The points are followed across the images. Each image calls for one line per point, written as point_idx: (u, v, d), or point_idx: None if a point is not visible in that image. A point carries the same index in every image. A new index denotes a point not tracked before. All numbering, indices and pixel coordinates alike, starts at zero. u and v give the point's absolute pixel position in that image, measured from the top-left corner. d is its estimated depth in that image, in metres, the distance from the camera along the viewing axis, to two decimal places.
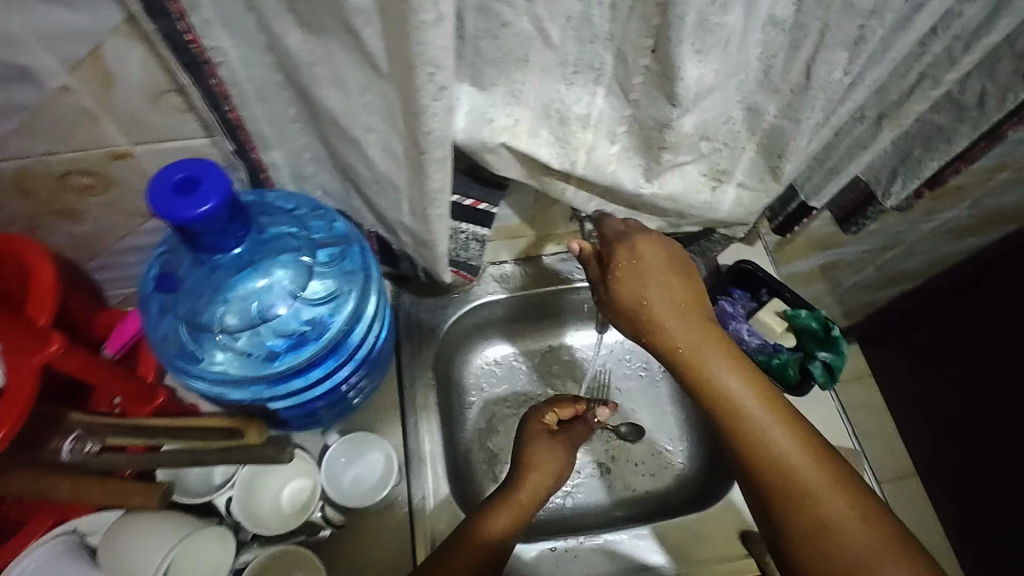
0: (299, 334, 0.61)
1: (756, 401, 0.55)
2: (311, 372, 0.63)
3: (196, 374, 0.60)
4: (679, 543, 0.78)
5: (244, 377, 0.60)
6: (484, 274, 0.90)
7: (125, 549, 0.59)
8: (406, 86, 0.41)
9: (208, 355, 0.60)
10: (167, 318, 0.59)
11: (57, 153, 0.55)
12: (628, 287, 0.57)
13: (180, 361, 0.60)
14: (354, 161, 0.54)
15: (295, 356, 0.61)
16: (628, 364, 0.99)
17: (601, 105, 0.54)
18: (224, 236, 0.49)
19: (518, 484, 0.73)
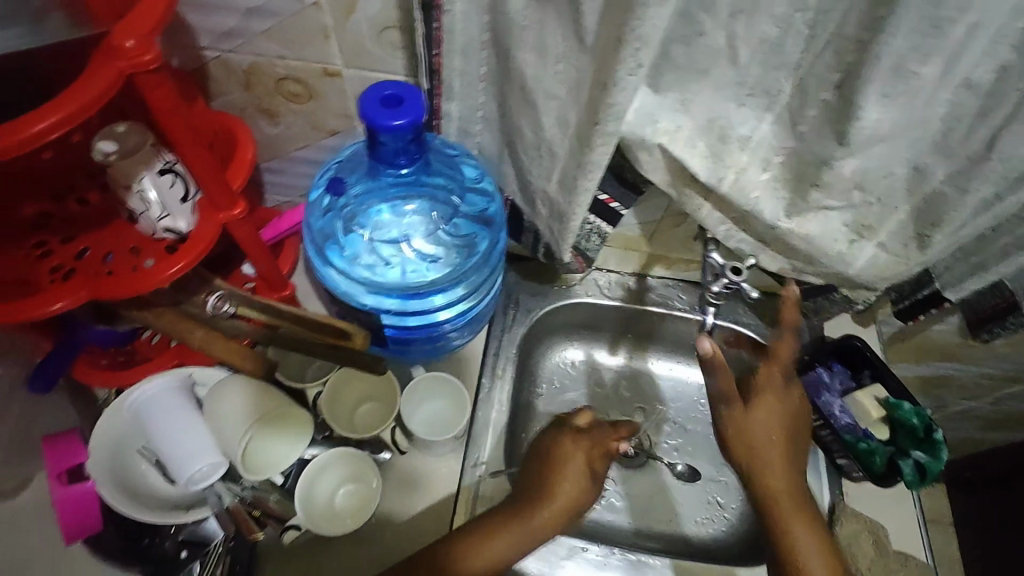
0: (430, 261, 0.67)
1: (817, 558, 0.64)
2: (426, 301, 0.67)
3: (333, 269, 0.67)
4: None
5: (364, 285, 0.66)
6: (590, 276, 0.94)
7: (221, 405, 0.65)
8: (608, 60, 0.46)
9: (350, 255, 0.67)
10: (328, 215, 0.67)
11: (285, 59, 0.65)
12: (752, 430, 0.69)
13: (321, 253, 0.67)
14: (523, 126, 0.59)
15: (422, 278, 0.67)
16: (701, 407, 0.97)
17: (765, 131, 0.56)
18: (401, 151, 0.55)
19: (547, 495, 0.70)
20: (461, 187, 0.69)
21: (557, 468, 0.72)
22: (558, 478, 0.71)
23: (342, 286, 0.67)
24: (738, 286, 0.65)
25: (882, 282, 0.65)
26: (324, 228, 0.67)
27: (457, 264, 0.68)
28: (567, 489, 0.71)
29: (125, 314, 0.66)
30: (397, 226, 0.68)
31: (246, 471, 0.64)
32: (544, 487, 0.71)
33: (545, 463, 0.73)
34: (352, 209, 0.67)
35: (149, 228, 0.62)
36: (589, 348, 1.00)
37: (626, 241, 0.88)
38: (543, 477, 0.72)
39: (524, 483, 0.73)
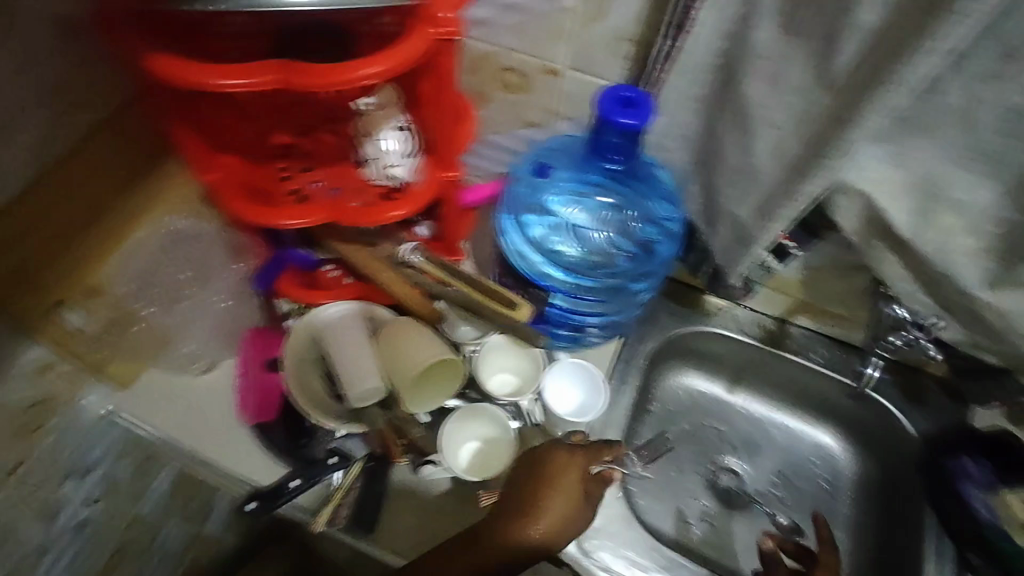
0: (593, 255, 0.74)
1: None
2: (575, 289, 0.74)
3: (513, 231, 0.73)
4: None
5: (542, 261, 0.73)
6: (727, 310, 0.95)
7: (394, 342, 0.72)
8: None
9: (531, 225, 0.73)
10: (525, 185, 0.75)
11: (516, 51, 0.71)
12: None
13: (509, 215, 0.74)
14: (730, 149, 0.63)
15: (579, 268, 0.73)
16: (814, 467, 0.95)
17: (983, 196, 0.56)
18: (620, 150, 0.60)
19: (531, 516, 0.64)
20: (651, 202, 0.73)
21: (550, 483, 0.66)
22: (549, 494, 0.65)
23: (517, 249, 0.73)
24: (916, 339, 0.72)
25: None
26: (519, 202, 0.75)
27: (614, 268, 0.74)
28: (555, 506, 0.64)
29: (329, 243, 0.76)
30: (584, 217, 0.73)
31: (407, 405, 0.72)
32: (530, 504, 0.65)
33: (532, 478, 0.67)
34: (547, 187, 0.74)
35: (376, 174, 0.69)
36: (712, 381, 1.00)
37: (776, 283, 0.89)
38: (529, 494, 0.65)
39: (509, 497, 0.67)
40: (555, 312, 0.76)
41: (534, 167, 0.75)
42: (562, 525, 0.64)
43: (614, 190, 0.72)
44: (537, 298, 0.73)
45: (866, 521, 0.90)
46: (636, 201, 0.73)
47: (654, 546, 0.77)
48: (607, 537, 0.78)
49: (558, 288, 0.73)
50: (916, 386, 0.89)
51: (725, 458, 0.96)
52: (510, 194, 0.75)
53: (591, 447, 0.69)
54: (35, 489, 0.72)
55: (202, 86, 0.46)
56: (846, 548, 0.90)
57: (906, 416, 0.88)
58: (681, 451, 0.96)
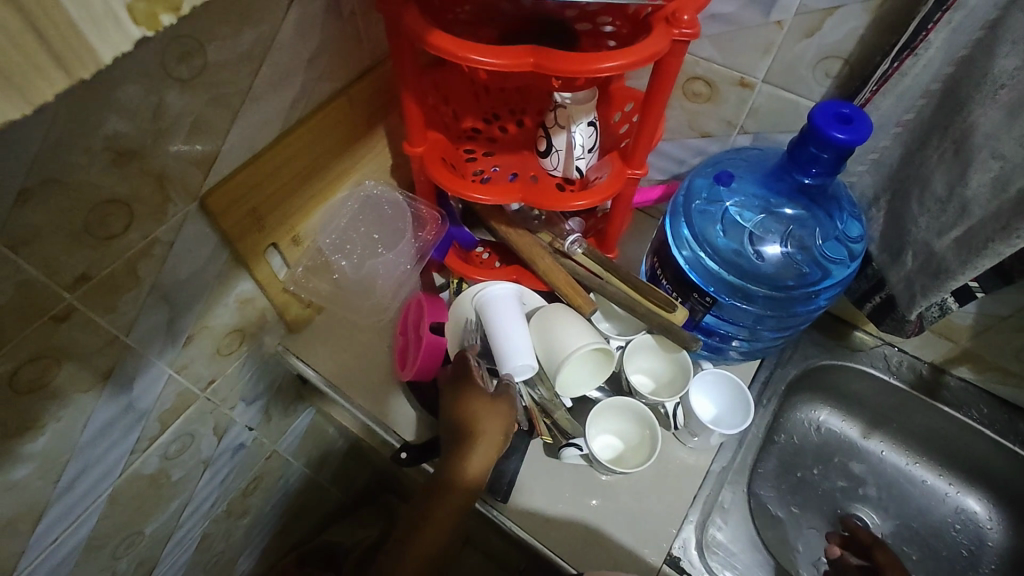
0: (757, 265, 0.72)
1: None
2: (727, 292, 0.72)
3: (683, 223, 0.75)
4: None
5: (709, 265, 0.73)
6: (878, 349, 0.91)
7: (553, 324, 0.73)
8: None
9: (702, 222, 0.75)
10: (706, 188, 0.77)
11: (713, 61, 0.73)
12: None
13: (683, 209, 0.76)
14: (938, 178, 0.61)
15: (738, 273, 0.72)
16: (954, 533, 0.88)
17: None
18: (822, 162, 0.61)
19: (459, 471, 0.69)
20: (831, 231, 0.71)
21: (461, 439, 0.70)
22: (467, 449, 0.69)
23: (682, 241, 0.75)
24: None
25: None
26: (694, 204, 0.76)
27: (773, 281, 0.72)
28: (476, 461, 0.69)
29: (501, 226, 0.81)
30: (761, 229, 0.73)
31: (561, 388, 0.74)
32: (455, 464, 0.69)
33: (448, 440, 0.71)
34: (727, 193, 0.75)
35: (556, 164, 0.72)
36: (848, 422, 0.96)
37: (941, 330, 0.85)
38: (453, 457, 0.70)
39: (438, 463, 0.71)
40: (710, 320, 0.75)
41: (717, 174, 0.76)
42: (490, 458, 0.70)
43: (798, 208, 0.72)
44: (703, 304, 0.71)
45: None
46: (820, 223, 0.71)
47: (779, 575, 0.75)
48: (728, 556, 0.75)
49: (719, 293, 0.72)
50: None
51: (855, 504, 0.92)
52: (687, 196, 0.77)
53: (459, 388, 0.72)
54: (219, 407, 0.81)
55: (459, 57, 0.52)
56: None
57: None
58: (803, 486, 0.93)
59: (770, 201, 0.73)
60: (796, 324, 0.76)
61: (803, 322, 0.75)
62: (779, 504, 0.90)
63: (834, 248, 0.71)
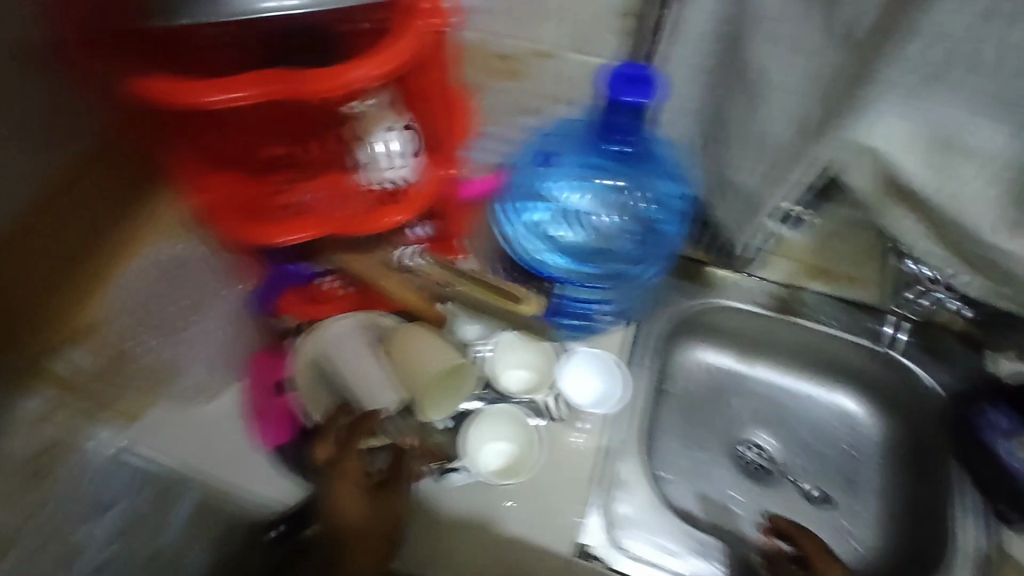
0: (598, 241, 0.75)
1: None
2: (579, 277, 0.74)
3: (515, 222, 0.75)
4: None
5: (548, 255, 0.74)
6: (740, 282, 0.94)
7: (403, 353, 0.70)
8: None
9: (536, 213, 0.74)
10: (530, 175, 0.75)
11: (502, 36, 0.67)
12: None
13: (511, 205, 0.75)
14: (736, 119, 0.61)
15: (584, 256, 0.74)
16: (838, 432, 0.94)
17: (1003, 146, 0.53)
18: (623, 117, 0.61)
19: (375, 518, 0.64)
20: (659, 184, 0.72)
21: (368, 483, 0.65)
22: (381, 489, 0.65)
23: (519, 239, 0.75)
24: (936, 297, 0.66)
25: None
26: (522, 192, 0.75)
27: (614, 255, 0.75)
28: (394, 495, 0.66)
29: (331, 254, 0.74)
30: (592, 203, 0.74)
31: (420, 414, 0.70)
32: (368, 512, 0.63)
33: (349, 491, 0.64)
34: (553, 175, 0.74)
35: (371, 179, 0.68)
36: (727, 353, 0.99)
37: None
38: (363, 507, 0.63)
39: (339, 522, 0.63)
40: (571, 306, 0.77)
41: (540, 157, 0.74)
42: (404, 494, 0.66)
43: (629, 172, 0.71)
44: (544, 291, 0.74)
45: (898, 482, 0.89)
46: (651, 181, 0.72)
47: (686, 530, 0.75)
48: (639, 527, 0.75)
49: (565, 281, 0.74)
50: (939, 344, 0.87)
51: (747, 431, 0.96)
52: (516, 186, 0.75)
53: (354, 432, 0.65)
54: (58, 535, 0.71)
55: (198, 105, 0.48)
56: (877, 516, 0.88)
57: (925, 370, 0.87)
58: (701, 428, 0.96)
59: (592, 173, 0.73)
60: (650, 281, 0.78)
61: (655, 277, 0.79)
62: (679, 450, 0.94)
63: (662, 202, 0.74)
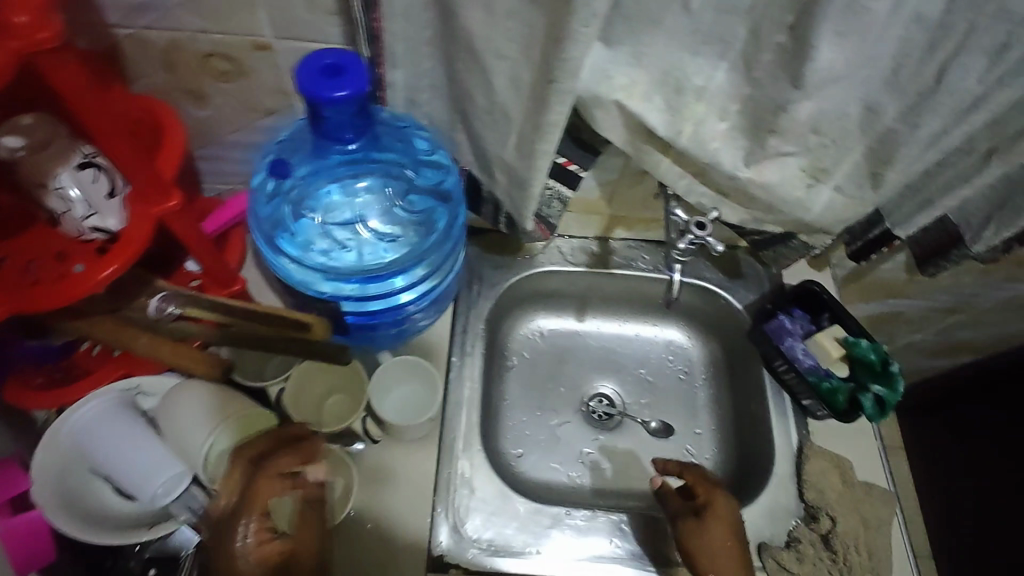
0: (389, 236, 0.67)
1: None
2: (388, 278, 0.66)
3: (289, 258, 0.66)
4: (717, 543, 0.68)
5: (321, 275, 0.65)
6: (552, 245, 0.93)
7: (173, 418, 0.60)
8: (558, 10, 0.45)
9: (305, 239, 0.66)
10: (275, 201, 0.66)
11: (209, 32, 0.59)
12: (708, 541, 0.69)
13: (272, 241, 0.65)
14: (473, 90, 0.57)
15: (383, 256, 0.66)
16: (670, 364, 0.99)
17: (720, 80, 0.55)
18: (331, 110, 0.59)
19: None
20: (415, 160, 0.68)
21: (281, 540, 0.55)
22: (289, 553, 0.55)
23: (298, 275, 0.66)
24: (703, 240, 0.65)
25: (839, 224, 0.64)
26: (280, 220, 0.66)
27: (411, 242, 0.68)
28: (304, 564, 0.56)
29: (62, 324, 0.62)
30: (349, 208, 0.68)
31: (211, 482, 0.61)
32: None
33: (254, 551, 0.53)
34: (299, 191, 0.66)
35: (74, 230, 0.55)
36: (558, 314, 1.00)
37: (585, 205, 0.88)
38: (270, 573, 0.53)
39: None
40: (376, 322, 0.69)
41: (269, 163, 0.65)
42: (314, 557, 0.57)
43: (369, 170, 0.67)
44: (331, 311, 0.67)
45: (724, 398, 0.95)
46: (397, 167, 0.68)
47: (536, 508, 0.75)
48: (488, 513, 0.74)
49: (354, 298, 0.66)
50: (734, 263, 0.93)
51: (591, 385, 0.98)
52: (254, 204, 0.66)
53: (256, 488, 0.54)
54: None
55: None
56: (712, 432, 0.93)
57: (728, 292, 0.92)
58: (547, 395, 0.96)
59: (341, 177, 0.67)
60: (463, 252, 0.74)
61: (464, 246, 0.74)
62: (530, 423, 0.93)
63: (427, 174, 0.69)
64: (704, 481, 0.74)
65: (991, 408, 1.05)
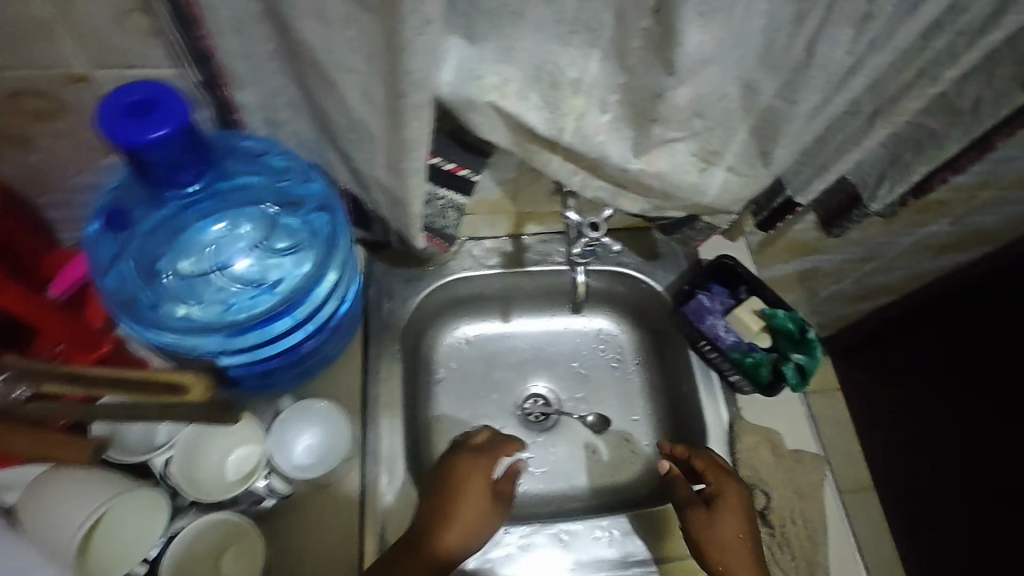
0: (260, 281, 0.62)
1: None
2: (270, 327, 0.62)
3: (150, 323, 0.59)
4: (726, 537, 0.69)
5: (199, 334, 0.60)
6: (463, 250, 0.88)
7: (44, 513, 0.52)
8: (389, 18, 0.39)
9: (163, 300, 0.60)
10: (119, 263, 0.59)
11: (4, 68, 0.50)
12: (718, 532, 0.69)
13: (126, 309, 0.59)
14: (330, 106, 0.51)
15: (259, 305, 0.61)
16: (601, 353, 0.97)
17: (595, 70, 0.51)
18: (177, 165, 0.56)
19: (443, 537, 0.66)
20: (278, 190, 0.62)
21: (451, 489, 0.69)
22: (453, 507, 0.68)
23: (167, 341, 0.60)
24: (598, 241, 0.68)
25: (737, 204, 0.62)
26: (130, 282, 0.59)
27: (288, 281, 0.62)
28: (451, 533, 0.66)
29: None
30: (208, 256, 0.61)
31: None
32: (439, 526, 0.66)
33: (439, 493, 0.69)
34: (143, 247, 0.59)
35: None
36: (482, 319, 0.95)
37: (490, 206, 0.83)
38: (445, 514, 0.67)
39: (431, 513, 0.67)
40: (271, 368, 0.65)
41: (106, 217, 0.58)
42: (473, 529, 0.68)
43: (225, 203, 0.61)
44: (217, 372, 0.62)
45: (655, 382, 0.94)
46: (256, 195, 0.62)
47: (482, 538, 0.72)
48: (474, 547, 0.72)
49: (245, 351, 0.62)
50: (650, 244, 0.91)
51: (525, 387, 0.95)
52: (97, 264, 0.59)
53: (488, 451, 0.73)
54: None
55: None
56: (648, 417, 0.93)
57: (648, 276, 0.90)
58: (479, 405, 0.93)
59: (192, 224, 0.60)
60: (353, 276, 0.69)
61: (354, 270, 0.70)
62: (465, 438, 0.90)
63: (296, 204, 0.63)
64: (716, 468, 0.74)
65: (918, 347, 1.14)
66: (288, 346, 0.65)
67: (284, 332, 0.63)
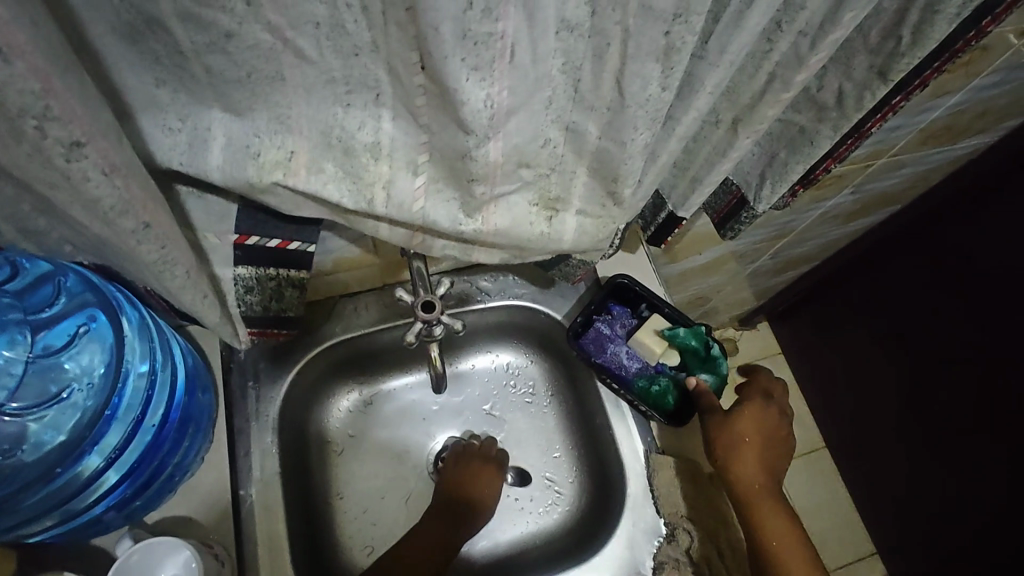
0: (50, 419, 0.55)
1: None
2: (77, 469, 0.55)
3: None
4: (742, 438, 0.72)
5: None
6: (339, 311, 0.79)
7: None
8: (38, 142, 0.29)
9: None
10: None
11: None
12: (735, 439, 0.71)
13: None
14: (66, 219, 0.41)
15: (54, 448, 0.54)
16: (513, 390, 0.90)
17: (390, 131, 0.42)
18: None
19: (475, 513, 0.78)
20: (37, 314, 0.56)
21: (473, 474, 0.80)
22: (473, 490, 0.79)
23: None
24: (435, 320, 0.63)
25: (600, 244, 0.55)
26: None
27: (83, 411, 0.56)
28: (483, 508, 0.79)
29: None
30: None
31: None
32: (466, 507, 0.78)
33: (461, 477, 0.80)
34: None
35: None
36: (378, 379, 0.87)
37: (350, 262, 0.74)
38: (466, 498, 0.79)
39: (451, 494, 0.78)
40: (104, 507, 0.58)
41: None
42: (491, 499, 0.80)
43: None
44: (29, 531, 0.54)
45: (572, 414, 0.88)
46: (9, 323, 0.55)
47: None
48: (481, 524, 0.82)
49: (57, 502, 0.55)
50: (537, 274, 0.83)
51: (436, 443, 0.87)
52: None
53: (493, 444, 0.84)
54: None
55: None
56: (570, 453, 0.87)
57: (546, 306, 0.83)
58: (388, 471, 0.85)
59: None
60: (180, 372, 0.62)
61: (180, 366, 0.62)
62: (375, 515, 0.82)
63: (65, 322, 0.57)
64: (747, 390, 0.76)
65: (840, 292, 1.28)
66: (118, 478, 0.58)
67: (98, 469, 0.56)
